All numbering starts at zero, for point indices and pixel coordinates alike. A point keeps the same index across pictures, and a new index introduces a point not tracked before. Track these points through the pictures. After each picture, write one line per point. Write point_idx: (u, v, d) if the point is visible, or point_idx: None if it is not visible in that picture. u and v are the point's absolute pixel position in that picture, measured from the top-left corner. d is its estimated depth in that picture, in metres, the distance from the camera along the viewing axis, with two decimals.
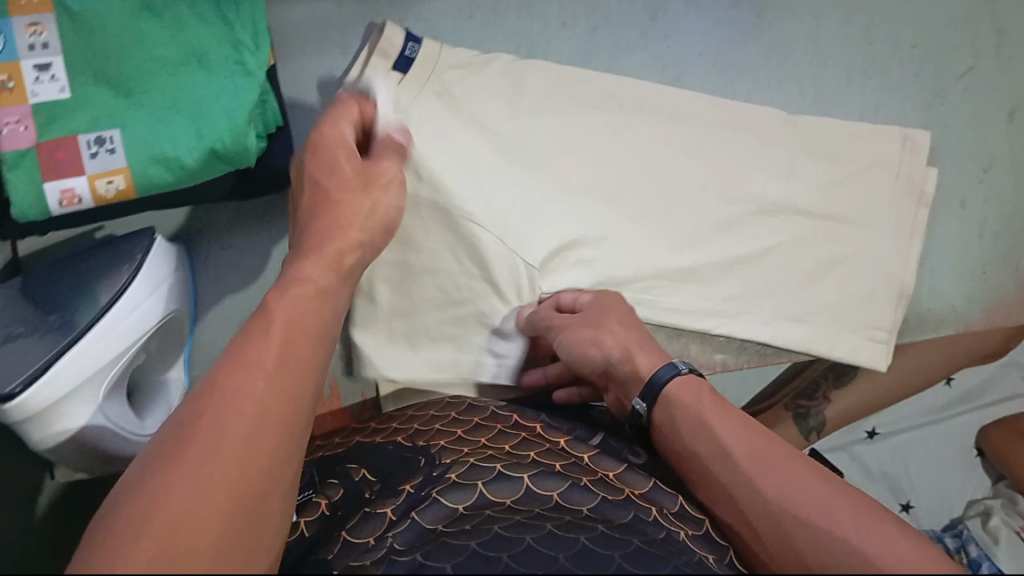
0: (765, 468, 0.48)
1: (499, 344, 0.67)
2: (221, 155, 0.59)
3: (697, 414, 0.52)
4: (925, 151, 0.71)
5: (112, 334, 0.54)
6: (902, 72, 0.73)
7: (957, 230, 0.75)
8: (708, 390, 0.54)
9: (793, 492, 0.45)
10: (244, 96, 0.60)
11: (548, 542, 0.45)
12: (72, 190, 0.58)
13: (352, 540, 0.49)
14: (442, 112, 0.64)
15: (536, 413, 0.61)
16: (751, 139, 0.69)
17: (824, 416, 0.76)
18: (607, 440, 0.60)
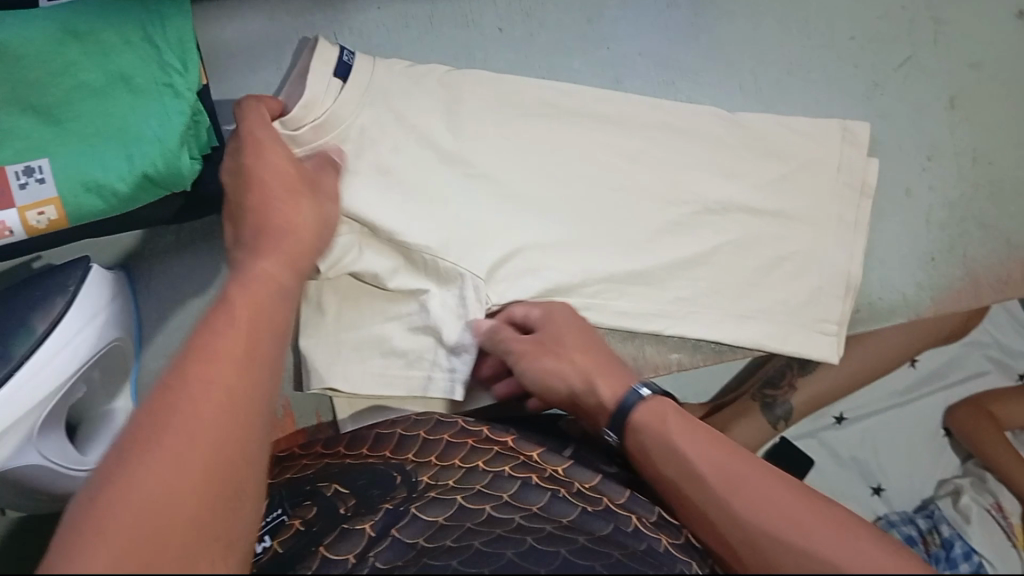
0: (736, 485, 0.47)
1: (451, 358, 0.66)
2: (154, 180, 0.58)
3: (662, 433, 0.52)
4: (864, 143, 0.72)
5: (47, 369, 0.54)
6: (841, 64, 0.74)
7: (905, 220, 0.75)
8: (676, 410, 0.54)
9: (764, 509, 0.45)
10: (176, 118, 0.58)
11: (527, 559, 0.46)
12: (3, 223, 0.57)
13: (331, 557, 0.49)
14: (388, 122, 0.64)
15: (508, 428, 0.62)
16: (693, 141, 0.70)
17: (790, 404, 0.87)
18: (578, 453, 0.60)
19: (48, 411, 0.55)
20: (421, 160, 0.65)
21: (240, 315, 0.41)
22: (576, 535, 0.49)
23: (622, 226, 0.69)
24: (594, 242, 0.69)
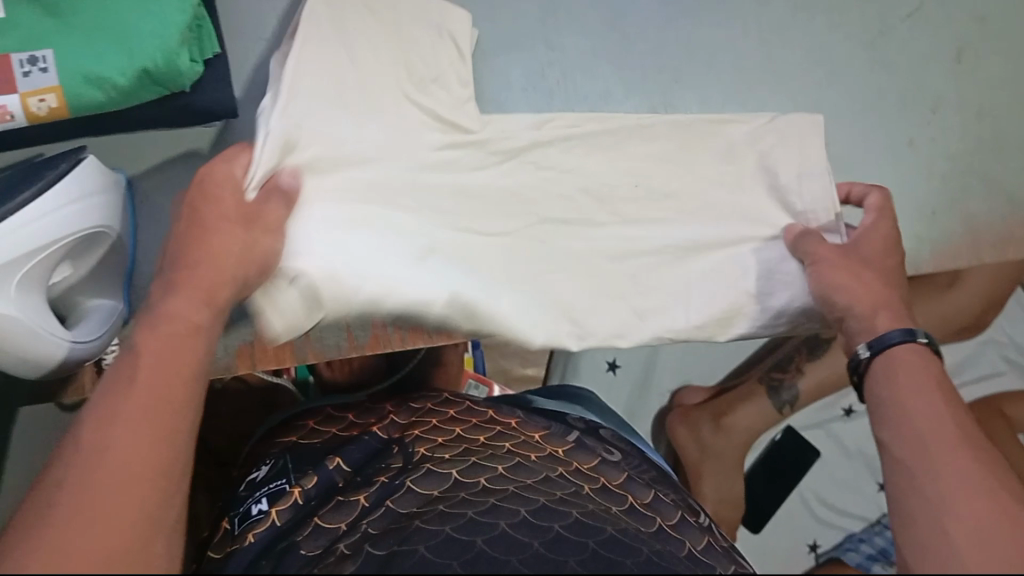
0: (934, 465, 0.47)
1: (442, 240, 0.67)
2: (154, 75, 0.59)
3: (891, 377, 0.54)
4: (855, 98, 0.74)
5: (28, 232, 0.54)
6: (848, 12, 0.74)
7: (907, 172, 0.74)
8: (937, 369, 0.54)
9: (951, 505, 0.45)
10: (174, 17, 0.59)
11: (521, 530, 0.51)
12: (4, 107, 0.58)
13: (324, 525, 0.55)
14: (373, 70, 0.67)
15: (512, 410, 0.70)
16: (693, 93, 0.72)
17: (794, 388, 1.01)
18: (583, 438, 0.68)
19: (32, 270, 0.56)
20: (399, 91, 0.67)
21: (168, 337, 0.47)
22: (569, 508, 0.54)
23: (619, 171, 0.70)
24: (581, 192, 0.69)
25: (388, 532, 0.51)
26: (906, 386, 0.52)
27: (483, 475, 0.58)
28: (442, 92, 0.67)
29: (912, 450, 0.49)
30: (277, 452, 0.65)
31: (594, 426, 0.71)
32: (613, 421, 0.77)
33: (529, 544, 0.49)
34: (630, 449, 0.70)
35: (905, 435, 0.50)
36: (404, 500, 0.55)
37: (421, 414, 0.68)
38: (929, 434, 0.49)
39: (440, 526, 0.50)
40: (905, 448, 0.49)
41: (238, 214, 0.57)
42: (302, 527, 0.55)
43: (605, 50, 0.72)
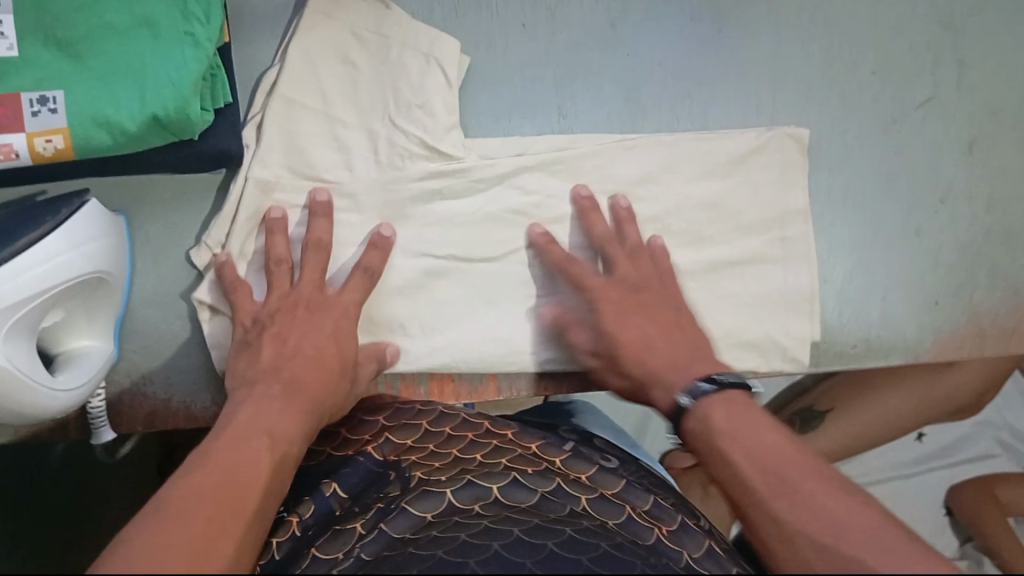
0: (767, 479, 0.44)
1: (436, 298, 0.67)
2: (164, 122, 0.58)
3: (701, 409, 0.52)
4: (864, 180, 0.74)
5: (21, 281, 0.54)
6: (862, 95, 0.74)
7: (915, 259, 0.74)
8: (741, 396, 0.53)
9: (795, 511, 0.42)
10: (189, 67, 0.59)
11: (512, 550, 0.47)
12: (10, 146, 0.58)
13: (322, 556, 0.51)
14: (384, 129, 0.66)
15: (505, 420, 0.66)
16: None
17: None
18: (578, 446, 0.65)
19: (22, 319, 0.55)
20: (410, 149, 0.66)
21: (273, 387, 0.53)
22: (563, 526, 0.51)
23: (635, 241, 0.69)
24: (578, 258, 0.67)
25: (381, 560, 0.49)
26: (733, 424, 0.50)
27: (481, 500, 0.55)
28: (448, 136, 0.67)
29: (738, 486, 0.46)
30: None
31: (587, 436, 0.68)
32: (616, 434, 0.74)
33: (522, 565, 0.45)
34: (623, 456, 0.67)
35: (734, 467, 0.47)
36: (399, 522, 0.53)
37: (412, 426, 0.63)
38: (772, 526, 0.43)
39: (431, 552, 0.47)
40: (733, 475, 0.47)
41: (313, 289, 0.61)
42: (298, 559, 0.51)
43: (616, 120, 0.72)
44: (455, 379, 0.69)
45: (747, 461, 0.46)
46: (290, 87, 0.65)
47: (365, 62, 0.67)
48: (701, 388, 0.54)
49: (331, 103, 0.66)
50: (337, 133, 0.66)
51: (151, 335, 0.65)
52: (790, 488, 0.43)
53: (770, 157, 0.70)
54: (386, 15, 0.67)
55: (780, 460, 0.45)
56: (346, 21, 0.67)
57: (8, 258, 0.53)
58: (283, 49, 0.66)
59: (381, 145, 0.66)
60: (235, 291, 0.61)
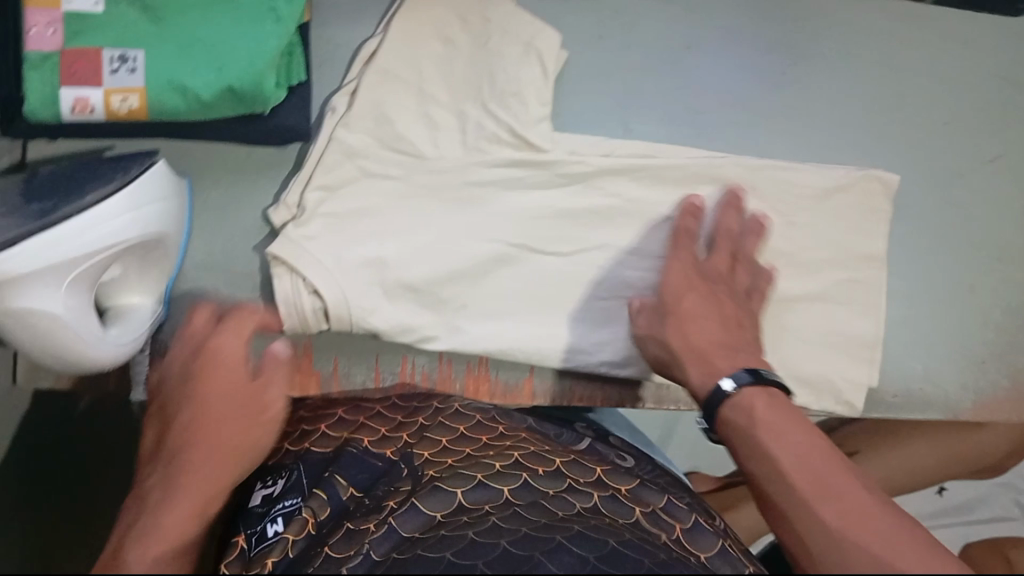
0: (819, 490, 0.44)
1: (512, 282, 0.67)
2: (238, 93, 0.60)
3: (747, 408, 0.51)
4: (923, 231, 0.73)
5: (88, 234, 0.55)
6: (930, 146, 0.74)
7: (965, 316, 0.73)
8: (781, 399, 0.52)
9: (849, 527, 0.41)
10: (268, 41, 0.60)
11: (520, 547, 0.47)
12: (87, 100, 0.58)
13: (334, 555, 0.49)
14: (472, 114, 0.67)
15: (517, 418, 0.64)
16: None
17: None
18: (591, 446, 0.63)
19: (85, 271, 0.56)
20: (480, 146, 0.67)
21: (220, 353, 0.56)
22: (569, 525, 0.51)
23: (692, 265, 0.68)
24: (642, 268, 0.67)
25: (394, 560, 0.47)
26: (771, 426, 0.49)
27: (491, 498, 0.54)
28: (536, 127, 0.67)
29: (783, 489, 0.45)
30: (289, 460, 0.58)
31: (603, 434, 0.67)
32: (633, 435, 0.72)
33: (527, 557, 0.46)
34: (638, 456, 0.66)
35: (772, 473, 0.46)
36: (410, 518, 0.52)
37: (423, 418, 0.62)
38: (815, 531, 0.42)
39: (441, 553, 0.47)
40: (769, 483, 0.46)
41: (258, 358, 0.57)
42: (311, 558, 0.49)
43: (681, 138, 0.71)
44: (491, 379, 0.70)
45: (780, 454, 0.47)
46: (385, 61, 0.67)
47: (465, 43, 0.68)
48: (746, 377, 0.53)
49: (426, 80, 0.67)
50: (416, 119, 0.67)
51: (200, 300, 0.66)
52: (826, 487, 0.44)
53: (854, 196, 0.70)
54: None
55: (814, 459, 0.46)
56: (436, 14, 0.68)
57: (74, 213, 0.55)
58: (385, 21, 0.68)
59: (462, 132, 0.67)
60: (299, 258, 0.62)
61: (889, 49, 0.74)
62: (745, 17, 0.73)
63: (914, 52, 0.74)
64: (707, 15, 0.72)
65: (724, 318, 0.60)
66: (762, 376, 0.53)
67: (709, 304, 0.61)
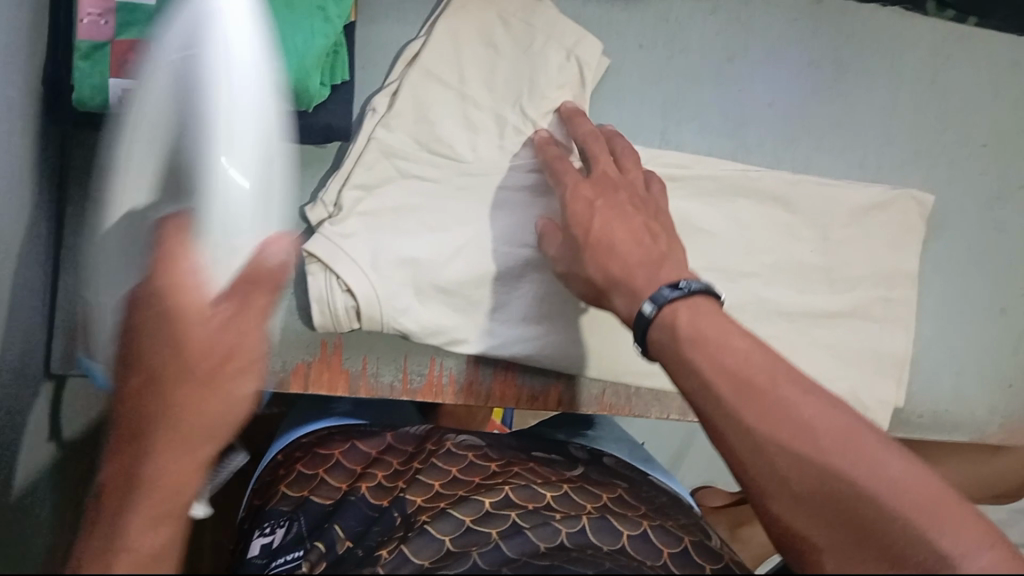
0: (747, 398, 0.44)
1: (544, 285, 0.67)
2: (284, 91, 0.60)
3: (670, 334, 0.49)
4: (956, 250, 0.73)
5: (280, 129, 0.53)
6: (969, 166, 0.74)
7: (994, 340, 0.73)
8: (712, 313, 0.50)
9: (786, 432, 0.42)
10: (314, 40, 0.60)
11: None
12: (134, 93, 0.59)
13: None
14: (511, 118, 0.67)
15: (511, 446, 0.63)
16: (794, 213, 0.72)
17: None
18: (587, 472, 0.61)
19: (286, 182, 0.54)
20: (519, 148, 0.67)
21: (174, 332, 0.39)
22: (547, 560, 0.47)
23: (727, 276, 0.68)
24: None
25: None
26: (710, 330, 0.48)
27: (497, 526, 0.51)
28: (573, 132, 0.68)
29: (711, 403, 0.45)
30: (287, 508, 0.56)
31: (597, 455, 0.65)
32: (647, 461, 0.71)
33: None
34: (636, 480, 0.64)
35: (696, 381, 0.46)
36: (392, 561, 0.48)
37: (416, 452, 0.60)
38: (744, 439, 0.43)
39: None
40: (698, 396, 0.46)
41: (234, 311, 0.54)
42: None
43: (717, 150, 0.71)
44: (518, 384, 0.69)
45: (709, 368, 0.46)
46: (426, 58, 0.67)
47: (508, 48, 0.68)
48: (663, 295, 0.51)
49: (467, 83, 0.67)
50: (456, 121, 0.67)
51: None
52: (762, 396, 0.44)
53: (891, 214, 0.71)
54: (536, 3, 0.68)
55: (748, 367, 0.45)
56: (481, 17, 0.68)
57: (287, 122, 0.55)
58: (429, 23, 0.68)
59: (499, 135, 0.68)
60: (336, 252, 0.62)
61: (933, 68, 0.73)
62: (790, 31, 0.72)
63: (958, 71, 0.74)
64: (750, 26, 0.72)
65: (639, 241, 0.57)
66: (680, 291, 0.51)
67: (621, 223, 0.58)
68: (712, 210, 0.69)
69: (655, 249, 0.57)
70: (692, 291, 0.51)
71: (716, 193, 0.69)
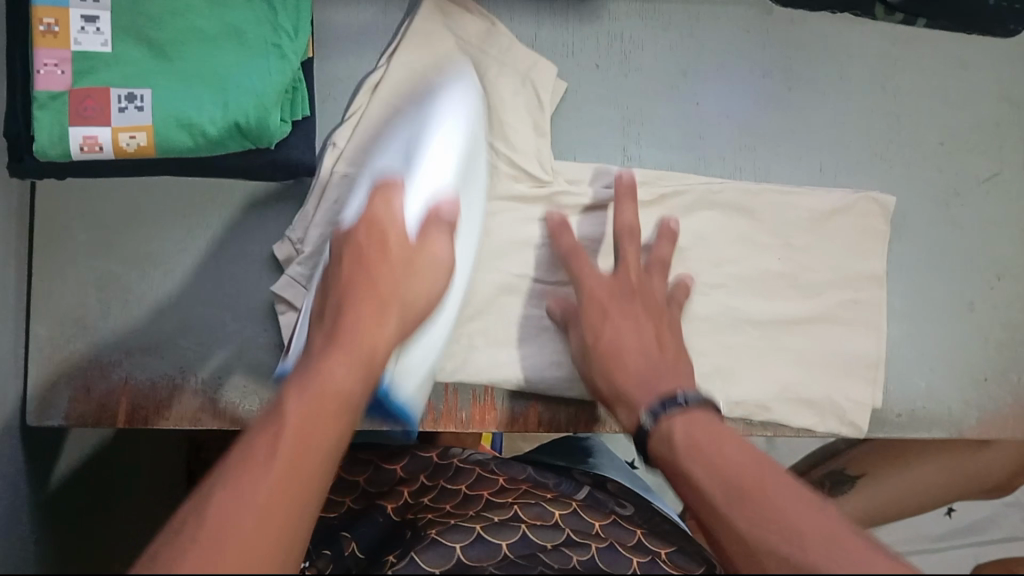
0: (744, 498, 0.42)
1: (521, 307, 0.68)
2: (243, 130, 0.61)
3: (667, 443, 0.50)
4: (920, 248, 0.74)
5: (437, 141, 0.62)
6: (927, 166, 0.75)
7: (966, 336, 0.74)
8: (708, 419, 0.51)
9: (772, 534, 0.39)
10: (273, 78, 0.61)
11: None
12: (95, 138, 0.59)
13: None
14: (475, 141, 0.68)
15: (520, 466, 0.62)
16: None
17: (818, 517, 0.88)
18: (591, 493, 0.61)
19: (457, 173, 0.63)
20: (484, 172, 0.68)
21: (304, 422, 0.40)
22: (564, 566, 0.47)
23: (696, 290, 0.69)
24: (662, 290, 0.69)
25: None
26: (705, 437, 0.48)
27: (508, 538, 0.51)
28: (535, 155, 0.69)
29: (708, 508, 0.44)
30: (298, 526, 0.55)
31: (601, 478, 0.65)
32: (642, 484, 0.70)
33: None
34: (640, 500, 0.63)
35: (695, 487, 0.46)
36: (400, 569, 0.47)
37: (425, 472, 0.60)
38: (737, 541, 0.41)
39: None
40: (695, 502, 0.45)
41: (399, 256, 0.55)
42: None
43: (677, 164, 0.72)
44: (497, 407, 0.69)
45: (704, 470, 0.45)
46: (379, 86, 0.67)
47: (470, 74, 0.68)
48: (661, 407, 0.53)
49: None
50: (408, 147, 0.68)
51: (205, 333, 0.66)
52: (755, 498, 0.41)
53: (855, 218, 0.72)
54: (491, 31, 0.69)
55: (742, 471, 0.44)
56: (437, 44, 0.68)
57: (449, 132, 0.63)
58: (388, 53, 0.68)
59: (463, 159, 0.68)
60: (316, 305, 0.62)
61: (885, 72, 0.75)
62: (743, 43, 0.73)
63: (910, 75, 0.75)
64: (704, 39, 0.73)
65: (649, 349, 0.59)
66: (680, 398, 0.53)
67: (635, 328, 0.61)
68: (675, 224, 0.70)
69: (666, 359, 0.59)
70: (692, 399, 0.53)
71: (680, 204, 0.70)
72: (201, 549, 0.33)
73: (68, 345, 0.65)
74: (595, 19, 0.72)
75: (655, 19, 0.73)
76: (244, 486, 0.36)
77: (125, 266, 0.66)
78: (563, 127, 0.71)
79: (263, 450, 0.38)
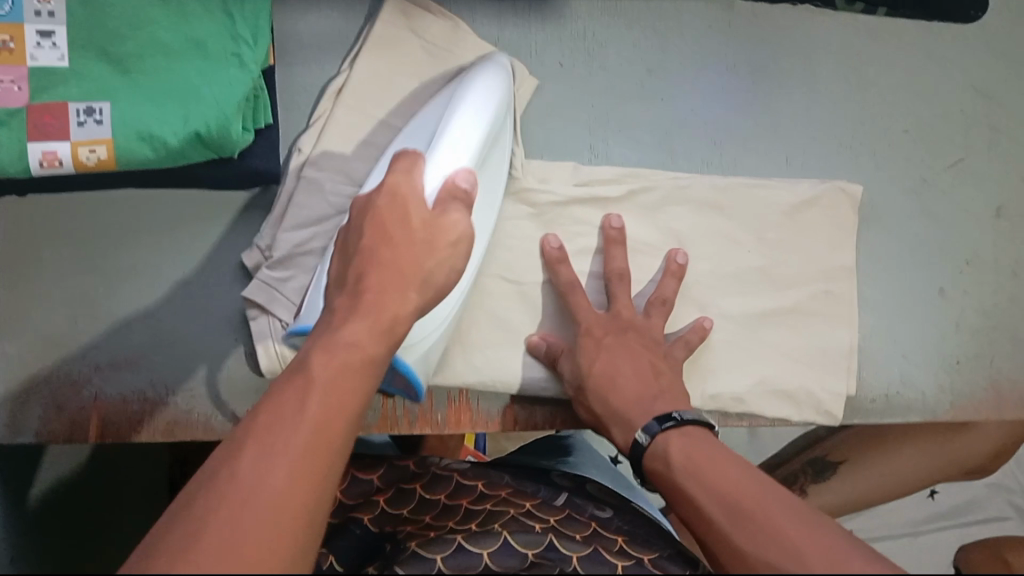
0: (741, 520, 0.43)
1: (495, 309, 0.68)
2: (205, 140, 0.60)
3: (665, 461, 0.52)
4: (890, 236, 0.74)
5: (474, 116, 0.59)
6: (893, 153, 0.75)
7: (938, 321, 0.74)
8: (701, 438, 0.53)
9: (769, 552, 0.41)
10: (234, 86, 0.61)
11: None
12: (54, 154, 0.59)
13: None
14: None
15: (500, 474, 0.62)
16: None
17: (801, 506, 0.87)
18: (572, 499, 0.60)
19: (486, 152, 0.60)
20: None
21: (323, 391, 0.40)
22: None
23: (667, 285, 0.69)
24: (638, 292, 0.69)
25: None
26: (700, 459, 0.50)
27: (489, 547, 0.51)
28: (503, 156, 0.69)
29: (709, 527, 0.45)
30: None
31: (581, 482, 0.65)
32: (624, 486, 0.70)
33: None
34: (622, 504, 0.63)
35: (693, 511, 0.47)
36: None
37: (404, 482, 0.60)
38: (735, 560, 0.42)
39: None
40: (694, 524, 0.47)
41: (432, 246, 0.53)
42: None
43: (645, 160, 0.72)
44: (472, 409, 0.68)
45: (700, 491, 0.47)
46: (342, 92, 0.67)
47: (435, 77, 0.68)
48: (656, 425, 0.55)
49: (390, 113, 0.68)
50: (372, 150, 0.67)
51: (176, 345, 0.66)
52: (752, 519, 0.43)
53: (823, 208, 0.72)
54: (455, 33, 0.69)
55: (736, 491, 0.46)
56: (402, 48, 0.68)
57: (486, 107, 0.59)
58: (351, 58, 0.68)
59: None
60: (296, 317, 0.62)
61: (849, 61, 0.75)
62: (707, 37, 0.73)
63: (875, 63, 0.75)
64: (668, 33, 0.73)
65: (642, 375, 0.61)
66: (672, 420, 0.55)
67: (626, 354, 0.62)
68: (645, 221, 0.70)
69: (657, 385, 0.60)
70: (684, 418, 0.55)
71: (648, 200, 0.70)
72: (228, 518, 0.34)
73: (36, 363, 0.64)
74: (559, 17, 0.72)
75: (618, 16, 0.73)
76: (261, 475, 0.36)
77: (91, 281, 0.66)
78: (530, 127, 0.71)
79: (280, 426, 0.38)
